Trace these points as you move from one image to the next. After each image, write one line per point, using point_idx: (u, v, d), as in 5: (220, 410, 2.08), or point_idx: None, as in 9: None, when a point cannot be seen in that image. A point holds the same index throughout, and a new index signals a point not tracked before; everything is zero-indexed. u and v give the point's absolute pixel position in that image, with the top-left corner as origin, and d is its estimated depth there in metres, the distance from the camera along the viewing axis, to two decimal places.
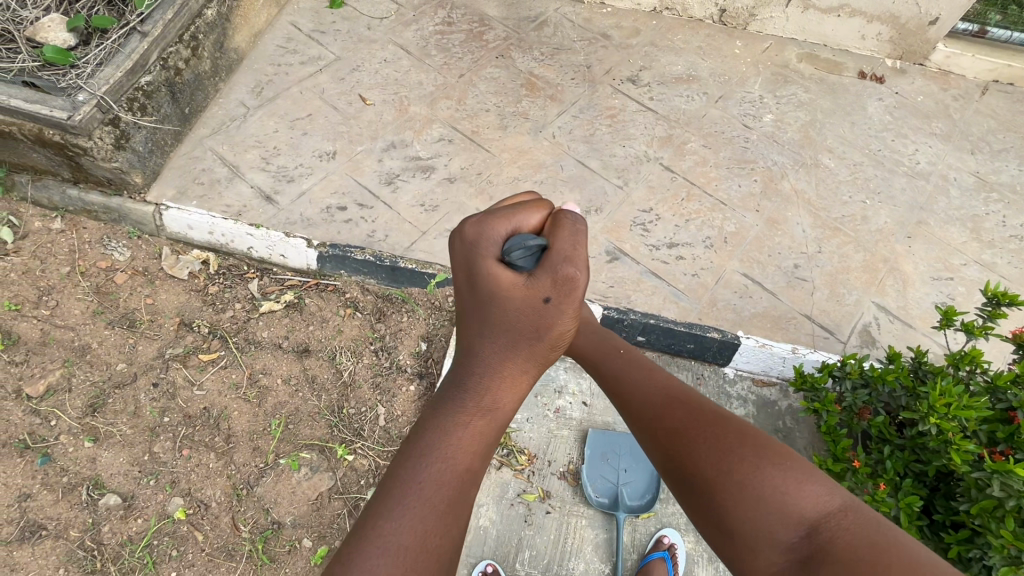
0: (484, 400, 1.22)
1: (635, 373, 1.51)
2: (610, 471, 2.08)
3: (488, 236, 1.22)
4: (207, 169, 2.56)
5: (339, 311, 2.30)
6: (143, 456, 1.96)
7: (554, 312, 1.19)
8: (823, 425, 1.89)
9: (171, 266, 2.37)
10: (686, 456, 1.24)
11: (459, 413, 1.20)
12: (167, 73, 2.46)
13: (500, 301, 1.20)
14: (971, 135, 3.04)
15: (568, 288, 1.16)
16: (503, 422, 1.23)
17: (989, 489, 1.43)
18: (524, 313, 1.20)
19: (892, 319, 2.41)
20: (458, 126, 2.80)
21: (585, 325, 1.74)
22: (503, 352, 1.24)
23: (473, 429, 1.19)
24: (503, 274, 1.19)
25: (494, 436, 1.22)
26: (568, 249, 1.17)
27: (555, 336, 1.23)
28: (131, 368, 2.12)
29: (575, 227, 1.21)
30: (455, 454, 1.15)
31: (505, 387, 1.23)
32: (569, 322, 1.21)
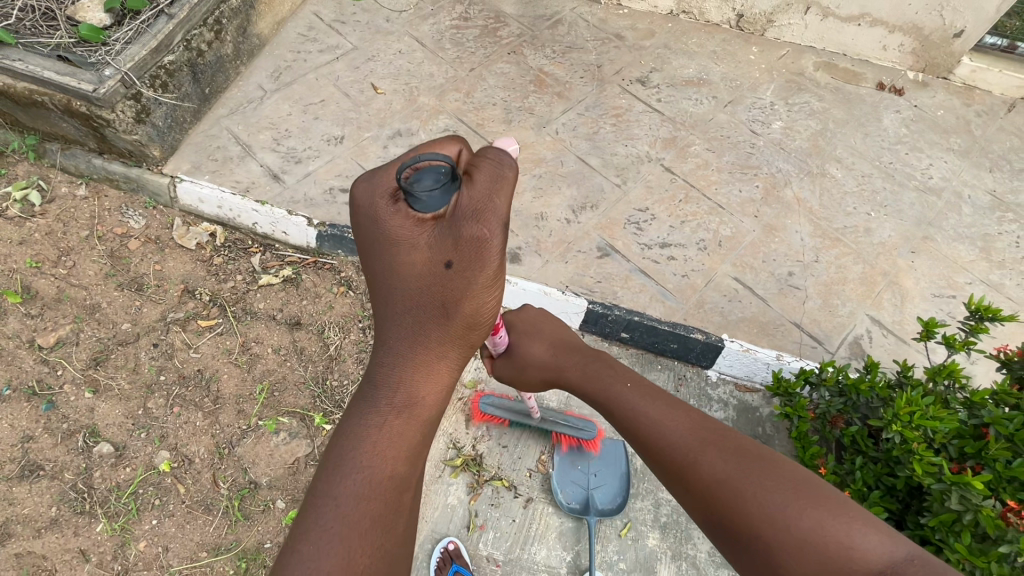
0: (399, 396, 1.19)
1: (649, 406, 1.35)
2: (580, 476, 2.08)
3: (384, 185, 1.25)
4: (221, 147, 2.69)
5: (333, 289, 2.39)
6: (137, 410, 2.08)
7: (458, 278, 1.20)
8: (795, 431, 1.88)
9: (180, 236, 2.50)
10: (725, 506, 1.12)
11: (375, 416, 1.16)
12: (190, 54, 2.60)
13: (397, 264, 1.23)
14: (991, 152, 2.94)
15: (472, 253, 1.19)
16: (432, 413, 1.22)
17: (948, 501, 1.41)
18: (429, 284, 1.21)
19: (886, 333, 2.36)
20: (463, 118, 2.87)
21: (565, 345, 1.70)
22: (412, 328, 1.23)
23: (395, 426, 1.16)
24: (399, 216, 1.21)
25: (419, 431, 1.19)
26: (481, 203, 1.19)
27: (467, 312, 1.22)
28: (135, 328, 2.25)
29: (481, 170, 1.22)
30: (375, 462, 1.10)
31: (422, 365, 1.22)
32: (479, 291, 1.21)
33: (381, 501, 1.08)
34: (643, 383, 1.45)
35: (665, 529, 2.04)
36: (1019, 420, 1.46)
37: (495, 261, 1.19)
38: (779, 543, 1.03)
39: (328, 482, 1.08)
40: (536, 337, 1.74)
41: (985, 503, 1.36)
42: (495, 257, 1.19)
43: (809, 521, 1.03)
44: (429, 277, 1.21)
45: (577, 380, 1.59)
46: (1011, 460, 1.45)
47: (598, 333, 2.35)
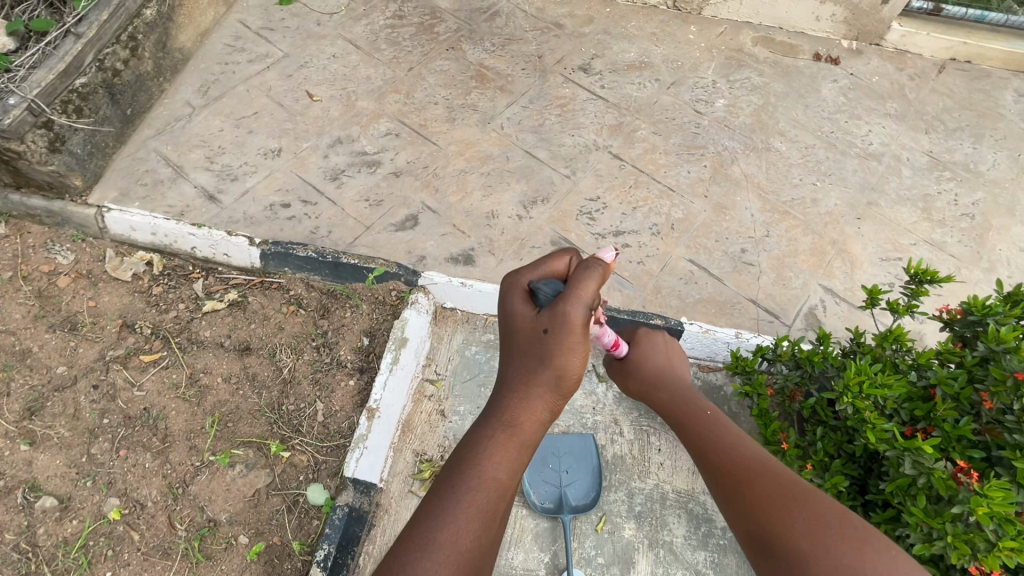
0: (505, 415, 1.39)
1: (727, 437, 1.56)
2: (552, 472, 2.06)
3: (516, 277, 1.50)
4: (150, 170, 2.55)
5: (282, 309, 2.30)
6: (80, 457, 1.96)
7: (551, 342, 1.37)
8: (755, 409, 1.89)
9: (114, 268, 2.36)
10: (772, 523, 1.30)
11: (487, 430, 1.37)
12: (105, 74, 2.45)
13: (516, 331, 1.44)
14: (926, 114, 3.02)
15: (564, 324, 1.35)
16: (530, 437, 1.40)
17: (902, 467, 1.44)
18: (531, 346, 1.40)
19: (839, 301, 2.40)
20: (405, 119, 2.79)
21: (668, 373, 1.83)
22: (527, 377, 1.42)
23: (500, 440, 1.36)
24: (518, 303, 1.45)
25: (517, 450, 1.37)
26: (576, 289, 1.36)
27: (558, 369, 1.38)
28: (72, 371, 2.12)
29: (595, 275, 1.37)
30: (493, 470, 1.31)
31: (524, 401, 1.40)
32: (566, 353, 1.37)
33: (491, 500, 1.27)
34: (725, 419, 1.64)
35: (640, 518, 2.04)
36: (962, 378, 1.50)
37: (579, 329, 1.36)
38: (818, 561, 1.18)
39: (455, 474, 1.30)
40: (657, 357, 1.86)
41: (936, 466, 1.40)
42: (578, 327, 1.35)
43: (842, 553, 1.17)
44: (533, 341, 1.40)
45: (669, 404, 1.75)
46: (958, 419, 1.49)
47: None
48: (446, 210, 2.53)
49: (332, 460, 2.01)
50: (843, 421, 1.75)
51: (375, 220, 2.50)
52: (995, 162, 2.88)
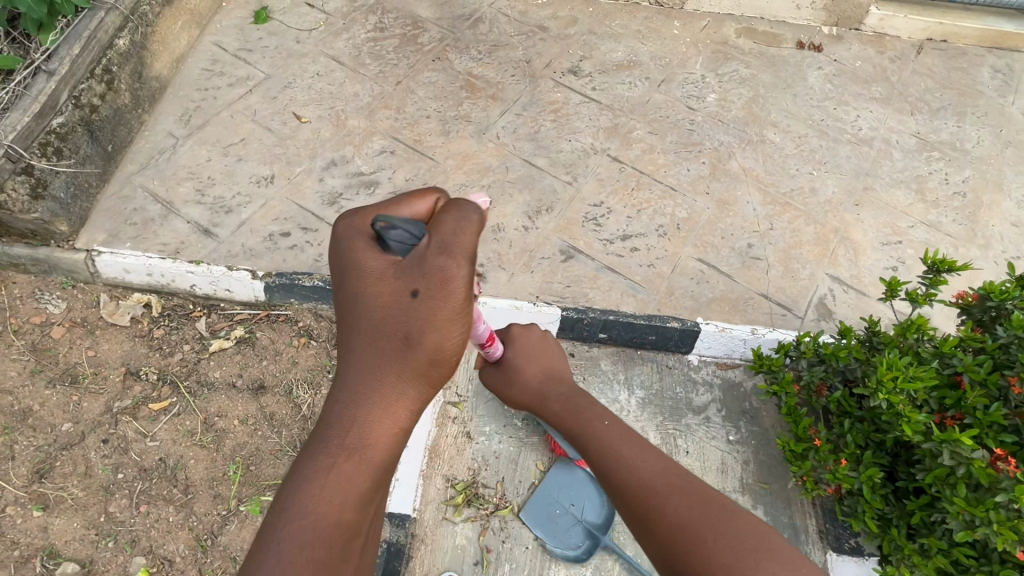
0: (351, 436, 0.93)
1: (618, 445, 1.25)
2: (564, 517, 2.00)
3: (360, 226, 1.01)
4: (139, 208, 2.44)
5: (293, 342, 2.23)
6: (99, 517, 1.89)
7: (424, 311, 0.90)
8: (783, 407, 1.91)
9: (111, 314, 2.26)
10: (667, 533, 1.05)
11: (322, 455, 0.90)
12: (82, 111, 2.34)
13: (361, 293, 0.96)
14: (910, 96, 3.08)
15: (440, 281, 0.90)
16: (387, 459, 0.94)
17: (941, 458, 1.47)
18: (392, 315, 0.93)
19: (847, 289, 2.43)
20: (399, 136, 2.73)
21: (555, 379, 1.59)
22: (376, 363, 0.95)
23: (348, 472, 0.90)
24: (368, 253, 0.97)
25: (367, 483, 0.91)
26: (447, 237, 0.91)
27: (433, 346, 0.93)
28: (78, 427, 2.03)
29: (470, 211, 0.94)
30: (329, 512, 0.86)
31: (382, 402, 0.94)
32: (444, 326, 0.91)
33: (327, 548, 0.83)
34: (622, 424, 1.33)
35: None
36: (989, 365, 1.54)
37: (462, 293, 0.90)
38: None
39: (280, 518, 0.85)
40: (533, 357, 1.64)
41: (975, 456, 1.42)
42: (461, 289, 0.90)
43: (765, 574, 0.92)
44: (394, 309, 0.93)
45: (558, 414, 1.48)
46: (989, 405, 1.52)
47: (576, 338, 2.30)
48: None
49: None
50: (871, 413, 1.78)
51: None
52: (979, 139, 2.95)
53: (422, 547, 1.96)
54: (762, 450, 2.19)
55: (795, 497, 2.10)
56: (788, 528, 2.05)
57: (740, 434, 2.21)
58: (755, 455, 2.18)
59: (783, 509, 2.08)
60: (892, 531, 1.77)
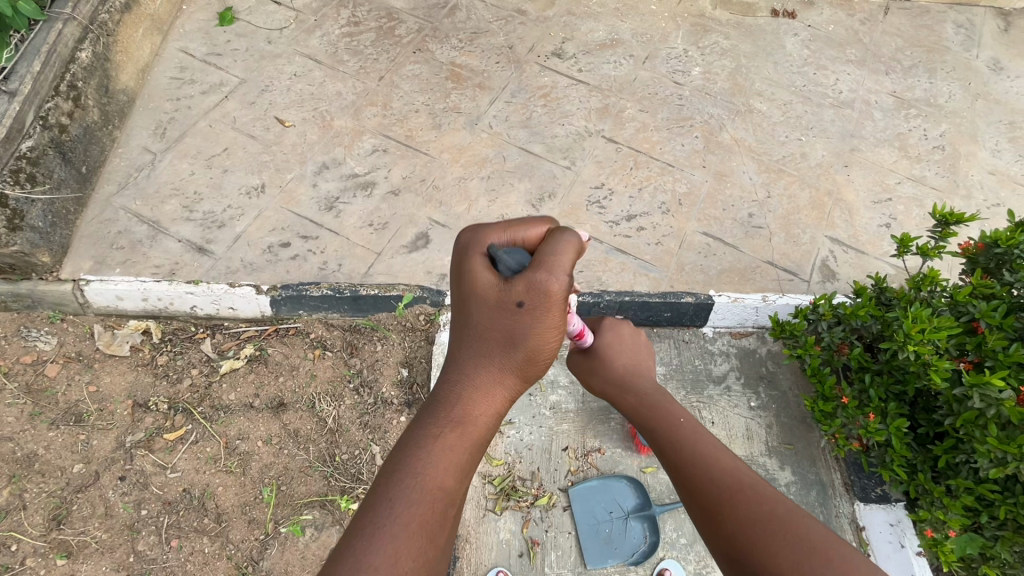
0: (455, 412, 1.15)
1: (698, 446, 1.31)
2: (615, 526, 2.00)
3: (480, 241, 1.18)
4: (123, 230, 2.31)
5: (308, 355, 2.16)
6: (128, 557, 1.80)
7: (527, 319, 1.11)
8: (808, 369, 1.96)
9: (108, 345, 2.14)
10: (742, 539, 1.11)
11: (432, 425, 1.13)
12: (51, 132, 2.20)
13: (479, 303, 1.15)
14: (883, 56, 3.17)
15: (542, 297, 1.10)
16: (483, 435, 1.17)
17: (971, 402, 1.54)
18: (497, 322, 1.13)
19: (847, 250, 2.50)
20: (390, 133, 2.65)
21: (634, 372, 1.56)
22: (480, 360, 1.17)
23: (449, 441, 1.11)
24: (480, 267, 1.15)
25: (469, 453, 1.12)
26: (552, 260, 1.10)
27: (531, 348, 1.14)
28: (90, 467, 1.93)
29: (570, 243, 1.13)
30: (435, 472, 1.06)
31: (479, 386, 1.16)
32: (542, 332, 1.12)
33: (431, 507, 1.02)
34: (701, 426, 1.38)
35: None
36: (1004, 309, 1.61)
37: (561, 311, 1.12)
38: None
39: (394, 477, 1.05)
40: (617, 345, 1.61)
41: (1004, 396, 1.49)
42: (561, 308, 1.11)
43: None
44: (498, 318, 1.13)
45: (638, 407, 1.48)
46: (1006, 347, 1.60)
47: None
48: (455, 222, 2.44)
49: None
50: (893, 366, 1.85)
51: (382, 244, 2.37)
52: (951, 93, 3.06)
53: (467, 547, 1.94)
54: (784, 413, 2.24)
55: (821, 454, 2.16)
56: (817, 485, 2.11)
57: (761, 399, 2.26)
58: (777, 418, 2.23)
59: (810, 467, 2.14)
60: (920, 476, 1.86)
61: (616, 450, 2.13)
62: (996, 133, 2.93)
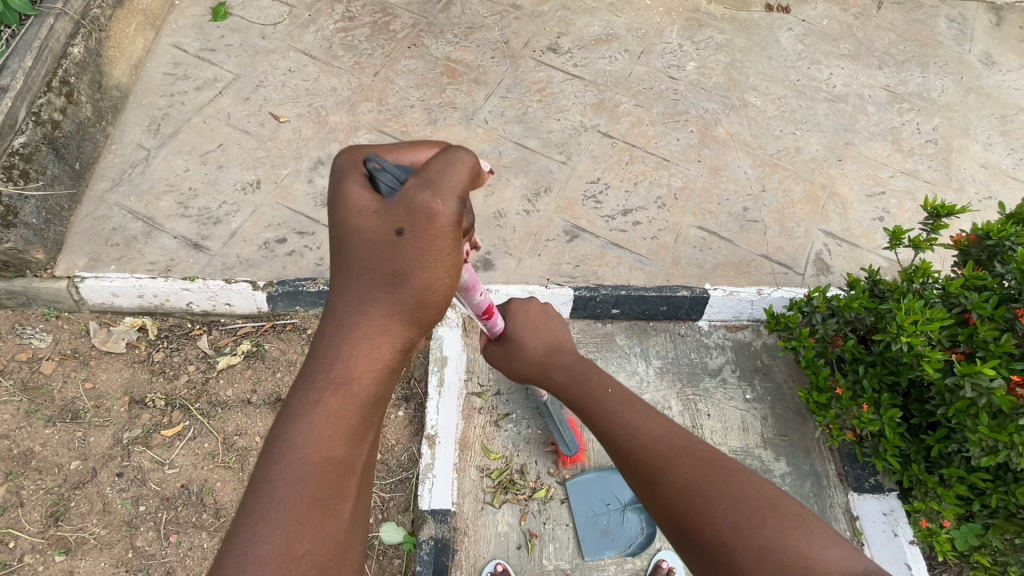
0: (336, 370, 0.97)
1: (627, 412, 1.22)
2: (614, 522, 2.01)
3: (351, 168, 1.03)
4: (118, 227, 2.30)
5: (305, 350, 2.16)
6: (127, 553, 1.80)
7: (409, 248, 0.94)
8: (802, 360, 1.98)
9: (104, 342, 2.13)
10: (678, 503, 1.02)
11: (311, 390, 0.95)
12: (44, 128, 2.19)
13: (353, 235, 0.99)
14: (876, 50, 3.19)
15: (421, 221, 0.93)
16: (376, 391, 1.00)
17: (963, 391, 1.56)
18: (375, 257, 0.97)
19: (840, 243, 2.52)
20: (385, 129, 2.64)
21: (557, 349, 1.53)
22: (362, 306, 0.98)
23: (333, 404, 0.94)
24: (353, 195, 0.99)
25: (357, 416, 0.96)
26: (431, 176, 0.94)
27: (417, 285, 0.96)
28: (87, 464, 1.92)
29: (466, 161, 0.96)
30: (316, 442, 0.91)
31: (364, 338, 0.98)
32: (428, 263, 0.95)
33: (318, 483, 0.88)
34: (630, 392, 1.30)
35: None
36: (995, 300, 1.63)
37: (450, 235, 0.94)
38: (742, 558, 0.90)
39: (270, 454, 0.89)
40: (534, 329, 1.59)
41: (995, 385, 1.51)
42: (450, 231, 0.94)
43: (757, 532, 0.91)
44: (375, 252, 0.97)
45: (562, 383, 1.43)
46: (998, 337, 1.62)
47: (590, 316, 2.32)
48: None
49: (400, 495, 2.00)
50: (886, 357, 1.86)
51: None
52: (943, 88, 3.08)
53: (466, 539, 1.95)
54: (779, 405, 2.26)
55: (815, 445, 2.18)
56: (811, 475, 2.13)
57: (756, 392, 2.28)
58: (772, 409, 2.25)
59: (804, 458, 2.16)
60: (914, 467, 1.88)
61: None
62: (988, 127, 2.95)
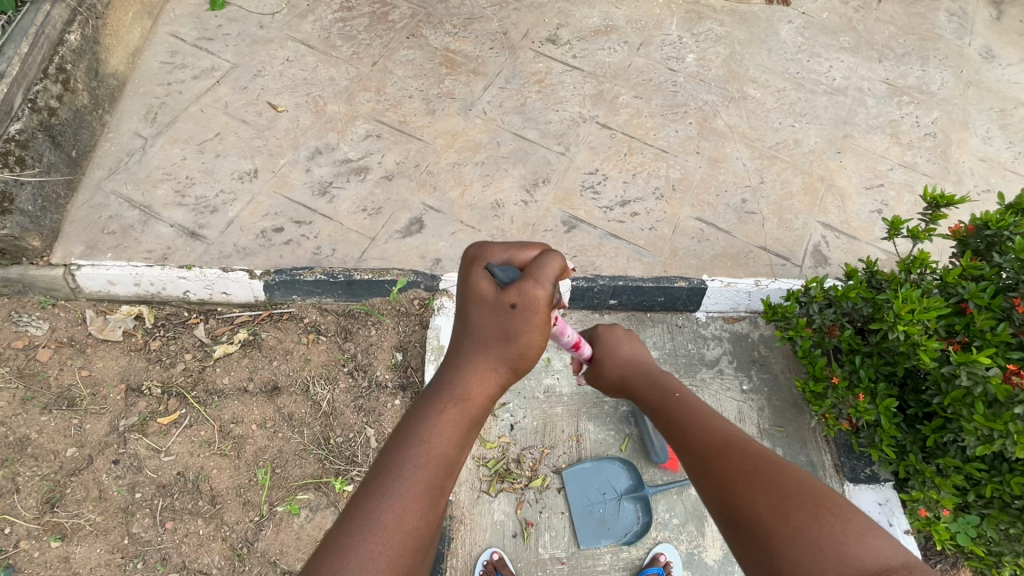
0: (456, 390, 1.19)
1: (689, 415, 1.31)
2: (609, 510, 2.01)
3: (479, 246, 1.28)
4: (114, 215, 2.29)
5: (302, 339, 2.16)
6: (123, 539, 1.80)
7: (518, 318, 1.18)
8: (799, 351, 1.98)
9: (100, 330, 2.13)
10: (724, 492, 1.08)
11: (435, 403, 1.16)
12: (40, 115, 2.18)
13: (473, 298, 1.22)
14: (876, 44, 3.18)
15: (529, 300, 1.16)
16: (481, 414, 1.21)
17: (959, 379, 1.56)
18: (489, 320, 1.20)
19: (839, 235, 2.52)
20: (383, 118, 2.64)
21: (634, 361, 1.59)
22: (478, 350, 1.22)
23: (452, 415, 1.14)
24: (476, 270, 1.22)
25: (467, 427, 1.16)
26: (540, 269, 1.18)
27: (521, 345, 1.20)
28: (83, 450, 1.92)
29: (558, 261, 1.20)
30: (437, 442, 1.09)
31: (478, 373, 1.21)
32: (533, 330, 1.19)
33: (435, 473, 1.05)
34: (696, 398, 1.38)
35: None
36: (992, 289, 1.62)
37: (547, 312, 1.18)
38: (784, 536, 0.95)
39: (399, 446, 1.07)
40: (617, 341, 1.65)
41: (991, 373, 1.51)
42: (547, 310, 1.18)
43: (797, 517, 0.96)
44: (490, 315, 1.20)
45: (642, 388, 1.49)
46: (994, 326, 1.62)
47: (587, 306, 2.31)
48: (449, 207, 2.44)
49: None
50: (883, 347, 1.86)
51: (377, 229, 2.37)
52: (943, 81, 3.07)
53: (462, 527, 1.96)
54: (776, 396, 2.27)
55: (811, 436, 2.19)
56: (807, 466, 2.13)
57: (753, 382, 2.28)
58: (769, 400, 2.25)
59: (800, 448, 2.16)
60: (910, 457, 1.88)
61: (609, 432, 2.15)
62: (987, 121, 2.95)
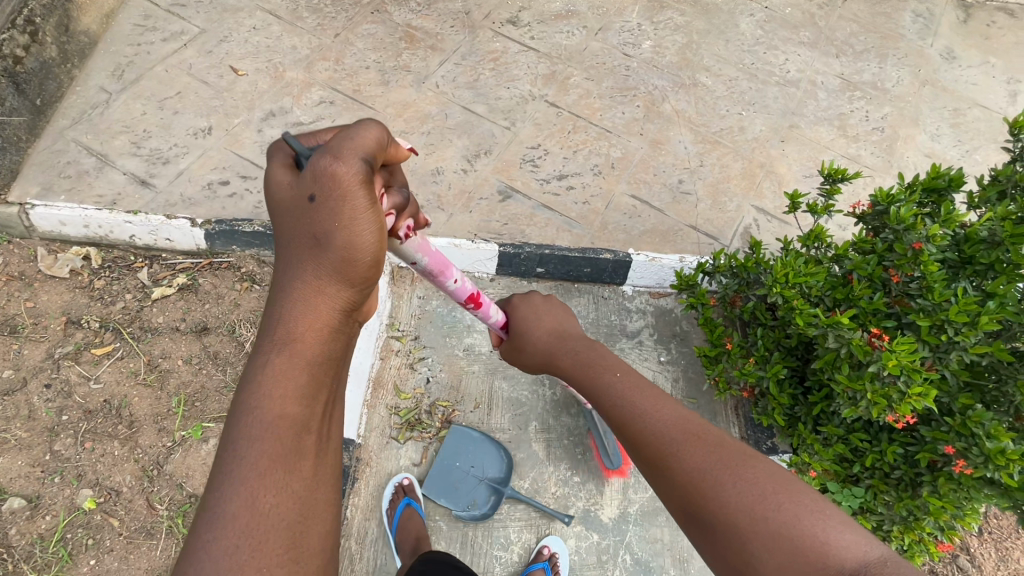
0: (278, 330, 0.93)
1: (637, 397, 1.19)
2: (466, 480, 2.05)
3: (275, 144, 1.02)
4: (73, 161, 2.43)
5: (235, 286, 2.27)
6: (44, 456, 1.93)
7: (324, 210, 0.88)
8: (701, 318, 2.05)
9: (49, 267, 2.25)
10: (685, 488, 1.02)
11: (258, 354, 0.91)
12: (5, 61, 2.36)
13: (275, 199, 0.95)
14: (836, 40, 3.21)
15: (328, 182, 0.87)
16: (324, 350, 0.94)
17: (827, 342, 1.61)
18: (293, 224, 0.92)
19: (770, 219, 2.57)
20: (338, 87, 2.75)
21: (563, 338, 1.48)
22: (296, 269, 0.94)
23: (276, 367, 0.89)
24: (276, 168, 0.96)
25: (305, 371, 0.91)
26: (335, 142, 0.87)
27: (339, 246, 0.90)
28: (19, 373, 2.05)
29: (369, 131, 0.90)
30: (270, 403, 0.87)
31: (301, 298, 0.93)
32: (347, 221, 0.88)
33: (277, 441, 0.85)
34: (637, 376, 1.27)
35: None
36: (874, 260, 1.65)
37: (360, 196, 0.87)
38: (758, 531, 0.91)
39: (229, 421, 0.87)
40: (539, 321, 1.55)
41: (854, 335, 1.56)
42: (359, 191, 0.87)
43: (778, 505, 0.92)
44: (296, 217, 0.92)
45: (572, 365, 1.41)
46: (873, 295, 1.66)
47: (515, 273, 2.38)
48: None
49: None
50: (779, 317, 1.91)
51: None
52: (898, 79, 3.10)
53: (367, 469, 2.05)
54: (692, 369, 2.32)
55: (721, 408, 2.24)
56: None
57: (671, 355, 2.34)
58: (684, 372, 2.31)
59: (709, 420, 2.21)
60: (800, 427, 1.92)
61: (523, 392, 2.22)
62: (938, 119, 2.97)
